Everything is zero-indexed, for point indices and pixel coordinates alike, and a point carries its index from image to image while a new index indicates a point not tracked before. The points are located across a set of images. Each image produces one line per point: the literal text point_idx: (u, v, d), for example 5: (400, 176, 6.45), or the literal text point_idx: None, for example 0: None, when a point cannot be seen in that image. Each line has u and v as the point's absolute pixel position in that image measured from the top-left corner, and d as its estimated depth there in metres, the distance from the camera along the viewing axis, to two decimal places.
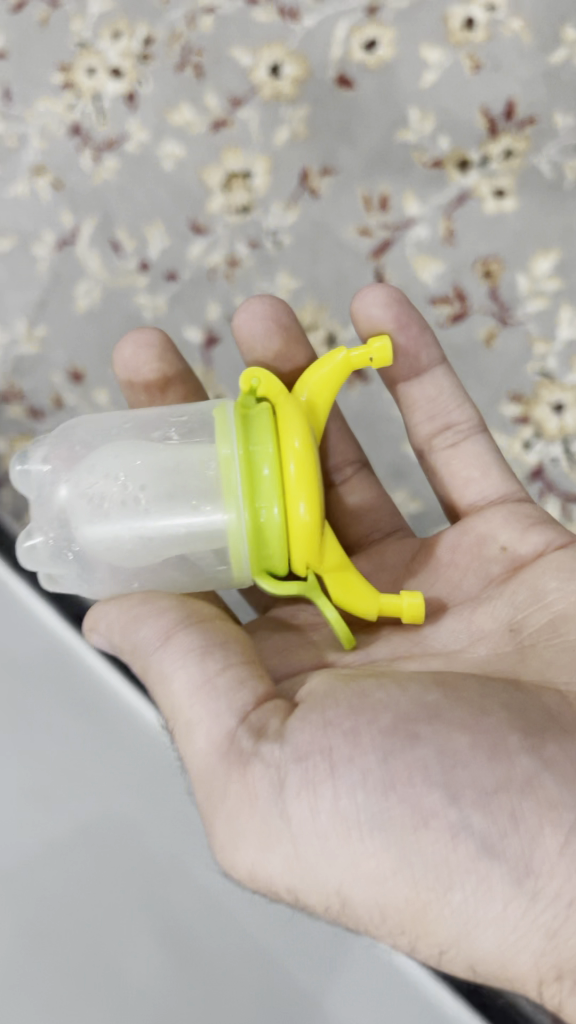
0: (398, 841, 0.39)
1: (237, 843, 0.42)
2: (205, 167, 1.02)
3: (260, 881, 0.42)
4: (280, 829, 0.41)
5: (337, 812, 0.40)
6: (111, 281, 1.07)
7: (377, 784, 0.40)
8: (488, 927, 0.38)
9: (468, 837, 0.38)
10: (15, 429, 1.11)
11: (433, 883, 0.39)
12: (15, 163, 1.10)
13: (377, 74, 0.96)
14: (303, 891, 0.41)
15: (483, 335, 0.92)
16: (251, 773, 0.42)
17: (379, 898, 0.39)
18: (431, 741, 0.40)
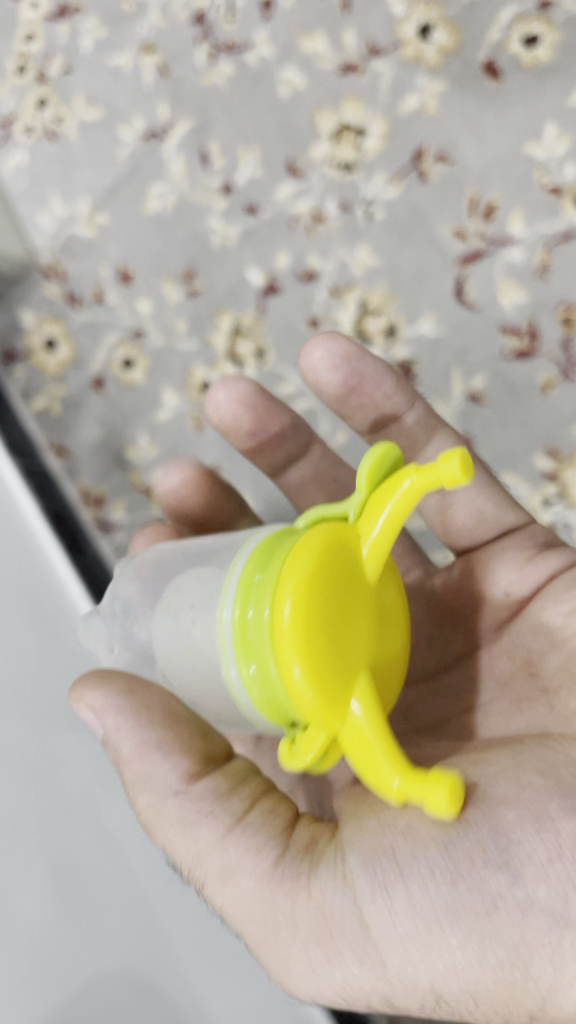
0: (467, 920, 0.36)
1: (317, 964, 0.39)
2: (320, 108, 0.97)
3: (350, 995, 0.39)
4: (357, 939, 0.38)
5: (423, 918, 0.37)
6: (189, 192, 1.02)
7: (444, 871, 0.37)
8: (569, 993, 0.35)
9: (538, 911, 0.36)
10: (48, 308, 1.07)
11: (514, 962, 0.36)
12: (126, 33, 1.03)
13: (528, 75, 0.90)
14: (402, 994, 0.38)
15: (542, 381, 0.91)
16: (297, 898, 0.40)
17: (472, 984, 0.36)
18: (483, 822, 0.38)
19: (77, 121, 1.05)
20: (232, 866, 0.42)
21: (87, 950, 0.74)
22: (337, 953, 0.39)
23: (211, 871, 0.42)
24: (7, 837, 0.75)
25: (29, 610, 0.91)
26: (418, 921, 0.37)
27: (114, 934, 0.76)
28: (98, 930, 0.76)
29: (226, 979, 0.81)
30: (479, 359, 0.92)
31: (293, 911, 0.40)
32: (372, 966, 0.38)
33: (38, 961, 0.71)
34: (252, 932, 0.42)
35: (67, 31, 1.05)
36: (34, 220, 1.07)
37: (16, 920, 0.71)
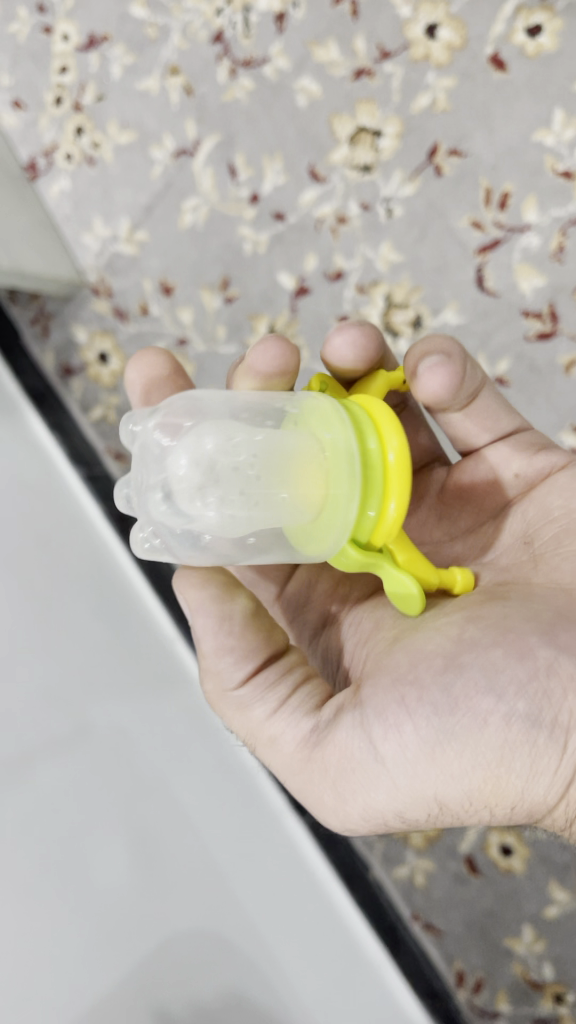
0: (459, 738, 0.44)
1: (330, 798, 0.50)
2: (337, 114, 1.01)
3: (373, 813, 0.48)
4: (379, 769, 0.47)
5: (423, 746, 0.45)
6: (220, 204, 1.07)
7: (444, 705, 0.45)
8: (542, 780, 0.44)
9: (515, 720, 0.44)
10: (98, 323, 1.15)
11: (499, 762, 0.44)
12: (151, 55, 1.08)
13: (533, 64, 0.93)
14: (412, 806, 0.46)
15: (565, 361, 0.95)
16: (337, 738, 0.49)
17: (465, 789, 0.45)
18: (472, 663, 0.46)
19: (113, 146, 1.12)
20: (272, 723, 0.53)
21: (167, 912, 0.82)
22: (357, 784, 0.48)
23: (258, 742, 0.55)
24: (82, 816, 0.82)
25: (94, 605, 0.99)
26: (423, 747, 0.45)
27: (194, 900, 0.84)
28: (171, 900, 0.82)
29: (302, 938, 0.89)
30: (502, 344, 0.97)
31: (320, 761, 0.50)
32: (387, 781, 0.46)
33: (119, 928, 0.78)
34: (303, 783, 0.52)
35: (97, 59, 1.11)
36: (81, 241, 1.15)
37: (97, 890, 0.79)
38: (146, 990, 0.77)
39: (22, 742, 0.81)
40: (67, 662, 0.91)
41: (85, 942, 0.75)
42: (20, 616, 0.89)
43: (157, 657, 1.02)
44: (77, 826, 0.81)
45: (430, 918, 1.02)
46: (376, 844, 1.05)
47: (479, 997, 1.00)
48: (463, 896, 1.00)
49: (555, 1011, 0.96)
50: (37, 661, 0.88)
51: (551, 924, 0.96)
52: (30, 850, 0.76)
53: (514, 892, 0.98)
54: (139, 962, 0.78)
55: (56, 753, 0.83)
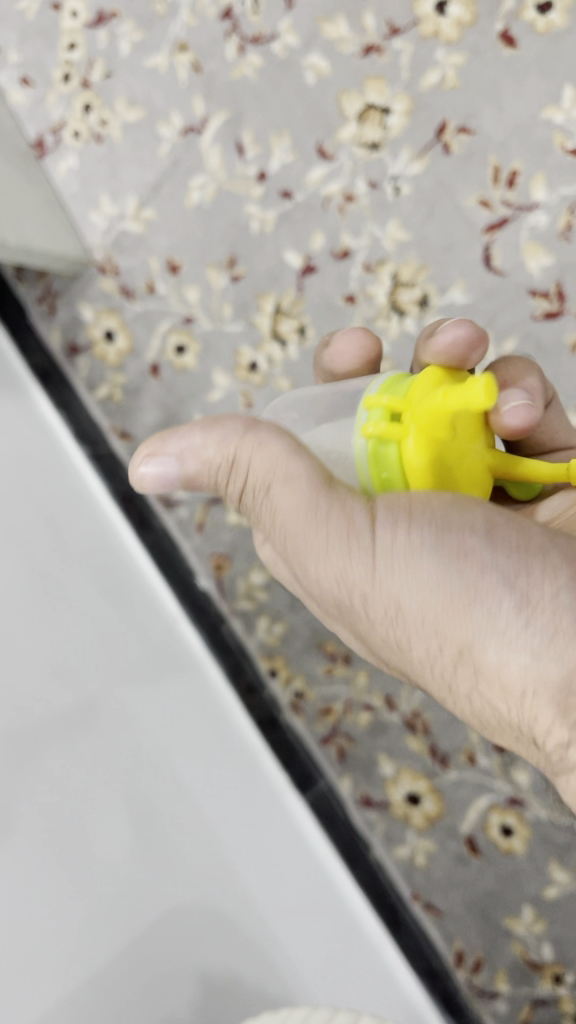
0: (444, 556, 0.45)
1: (313, 549, 0.48)
2: (345, 91, 1.01)
3: (344, 580, 0.48)
4: (366, 549, 0.46)
5: (404, 551, 0.45)
6: (227, 182, 1.07)
7: (441, 524, 0.45)
8: (492, 640, 0.44)
9: (494, 573, 0.44)
10: (104, 301, 1.15)
11: (464, 594, 0.44)
12: (160, 32, 1.08)
13: (543, 40, 0.94)
14: (377, 591, 0.47)
15: (571, 341, 0.95)
16: (348, 506, 0.46)
17: (427, 603, 0.45)
18: (482, 510, 0.45)
19: (120, 123, 1.11)
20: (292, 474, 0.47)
21: (160, 887, 0.81)
22: (341, 543, 0.46)
23: (268, 484, 0.48)
24: (86, 785, 0.81)
25: (100, 585, 0.99)
26: (405, 552, 0.45)
27: (189, 878, 0.83)
28: (171, 877, 0.82)
29: (297, 916, 0.89)
30: (509, 323, 0.97)
31: (318, 512, 0.46)
32: (368, 553, 0.46)
33: (119, 902, 0.77)
34: (289, 534, 0.49)
35: (105, 36, 1.11)
36: (87, 218, 1.14)
37: (99, 863, 0.77)
38: (139, 965, 0.76)
39: (26, 718, 0.79)
40: (68, 639, 0.90)
41: (85, 912, 0.74)
42: (20, 587, 0.88)
43: (164, 637, 1.04)
44: (79, 795, 0.79)
45: (431, 897, 1.02)
46: (377, 824, 1.05)
47: (478, 977, 0.99)
48: (464, 874, 1.01)
49: (554, 992, 0.97)
50: (38, 635, 0.86)
51: (551, 904, 0.97)
52: (34, 821, 0.74)
53: (514, 872, 0.98)
54: (139, 935, 0.77)
55: (57, 725, 0.82)
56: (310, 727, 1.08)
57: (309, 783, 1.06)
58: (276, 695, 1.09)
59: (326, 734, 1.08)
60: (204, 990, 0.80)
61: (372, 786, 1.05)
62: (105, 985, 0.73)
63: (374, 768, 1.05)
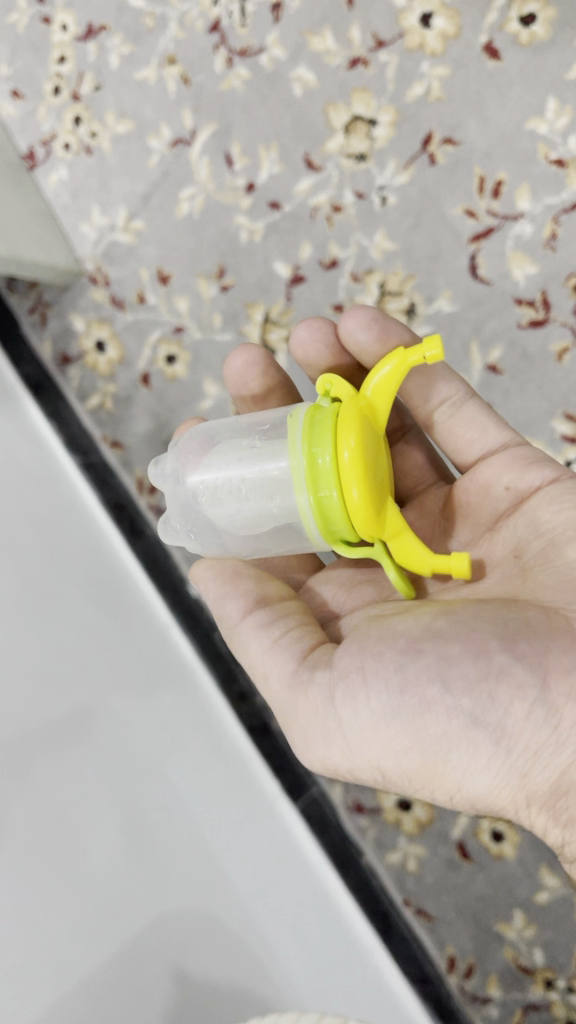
0: (407, 718, 0.50)
1: (312, 743, 0.56)
2: (332, 103, 1.02)
3: (333, 762, 0.55)
4: (339, 733, 0.53)
5: (375, 721, 0.51)
6: (216, 193, 1.08)
7: (398, 687, 0.50)
8: (479, 775, 0.50)
9: (459, 716, 0.49)
10: (94, 312, 1.16)
11: (438, 749, 0.50)
12: (149, 45, 1.09)
13: (526, 52, 0.96)
14: (367, 765, 0.53)
15: (557, 349, 0.96)
16: (313, 689, 0.55)
17: (409, 764, 0.52)
18: (431, 653, 0.50)
19: (110, 136, 1.12)
20: (276, 644, 0.58)
21: (153, 894, 0.81)
22: (327, 734, 0.54)
23: (259, 657, 0.59)
24: (78, 793, 0.81)
25: (92, 595, 1.00)
26: (372, 716, 0.51)
27: (183, 884, 0.83)
28: (159, 882, 0.82)
29: (290, 921, 0.90)
30: (495, 331, 0.98)
31: (301, 698, 0.55)
32: (341, 741, 0.53)
33: (111, 907, 0.77)
34: (289, 726, 0.58)
35: (95, 49, 1.12)
36: (78, 230, 1.15)
37: (91, 870, 0.78)
38: (135, 970, 0.76)
39: (19, 727, 0.79)
40: (59, 652, 0.90)
41: (78, 918, 0.74)
42: (13, 595, 0.88)
43: (157, 643, 1.05)
44: (71, 802, 0.80)
45: (422, 903, 1.02)
46: (368, 830, 1.05)
47: (470, 983, 0.99)
48: (455, 880, 1.01)
49: (546, 996, 0.97)
50: (31, 645, 0.87)
51: (542, 909, 0.98)
52: (27, 827, 0.75)
53: (505, 877, 0.99)
54: (127, 941, 0.77)
55: (48, 732, 0.82)
56: None
57: (300, 790, 1.06)
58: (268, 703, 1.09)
59: None
60: (191, 995, 0.79)
61: (364, 792, 1.06)
62: (99, 989, 0.73)
63: None
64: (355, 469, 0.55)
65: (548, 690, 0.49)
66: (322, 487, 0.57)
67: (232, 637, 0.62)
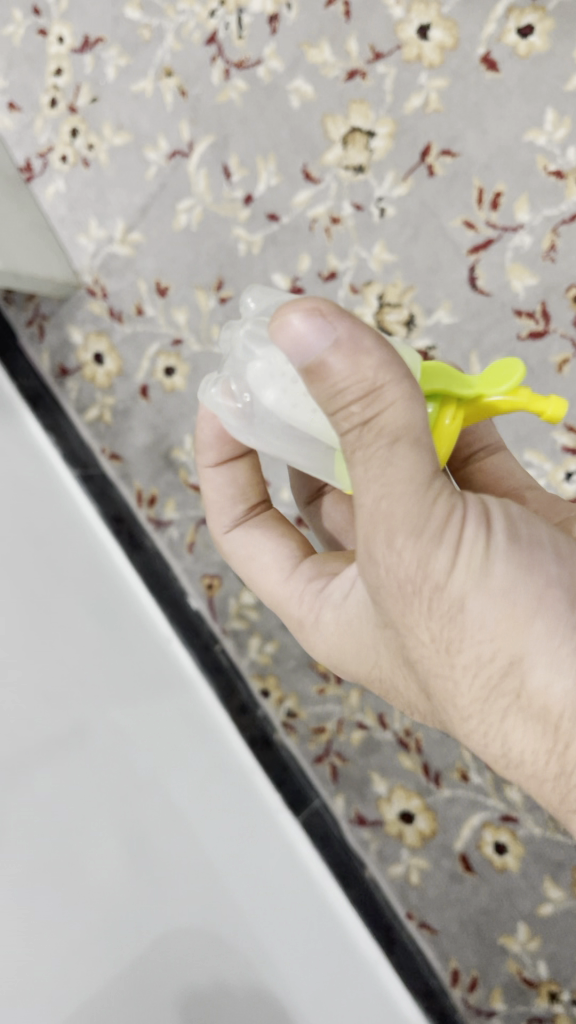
0: (520, 564, 0.43)
1: (396, 542, 0.43)
2: (330, 115, 1.02)
3: (416, 580, 0.43)
4: (454, 540, 0.43)
5: (485, 547, 0.43)
6: (214, 205, 1.08)
7: (512, 534, 0.44)
8: (548, 655, 0.43)
9: (560, 590, 0.43)
10: (92, 324, 1.15)
11: (531, 604, 0.43)
12: (146, 57, 1.09)
13: (524, 63, 0.95)
14: (445, 593, 0.43)
15: (557, 360, 0.96)
16: (452, 499, 0.44)
17: (491, 608, 0.43)
18: (545, 534, 0.46)
19: (107, 148, 1.12)
20: (425, 442, 0.42)
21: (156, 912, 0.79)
22: (437, 539, 0.43)
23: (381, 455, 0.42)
24: (78, 811, 0.80)
25: (92, 608, 0.99)
26: (492, 545, 0.43)
27: (186, 902, 0.83)
28: (163, 898, 0.81)
29: (295, 936, 0.89)
30: (495, 343, 0.98)
31: (428, 496, 0.43)
32: (451, 552, 0.43)
33: (115, 922, 0.76)
34: (362, 526, 0.44)
35: (91, 61, 1.12)
36: (75, 242, 1.15)
37: (95, 886, 0.76)
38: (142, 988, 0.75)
39: (17, 743, 0.78)
40: (56, 667, 0.88)
41: (83, 935, 0.73)
42: (14, 610, 0.88)
43: (158, 655, 1.05)
44: (72, 819, 0.79)
45: (426, 916, 1.02)
46: (371, 843, 1.05)
47: (475, 995, 0.99)
48: (458, 893, 1.01)
49: (550, 1009, 0.97)
50: (29, 659, 0.85)
51: (546, 922, 0.97)
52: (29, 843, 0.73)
53: (508, 890, 0.98)
54: (134, 956, 0.76)
55: (48, 750, 0.81)
56: (303, 746, 1.08)
57: (303, 803, 1.06)
58: (269, 714, 1.10)
59: (319, 754, 1.08)
60: (196, 1007, 0.78)
61: (366, 805, 1.05)
62: (103, 1006, 0.72)
63: (367, 787, 1.05)
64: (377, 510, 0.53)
65: None
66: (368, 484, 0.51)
67: (357, 378, 0.41)
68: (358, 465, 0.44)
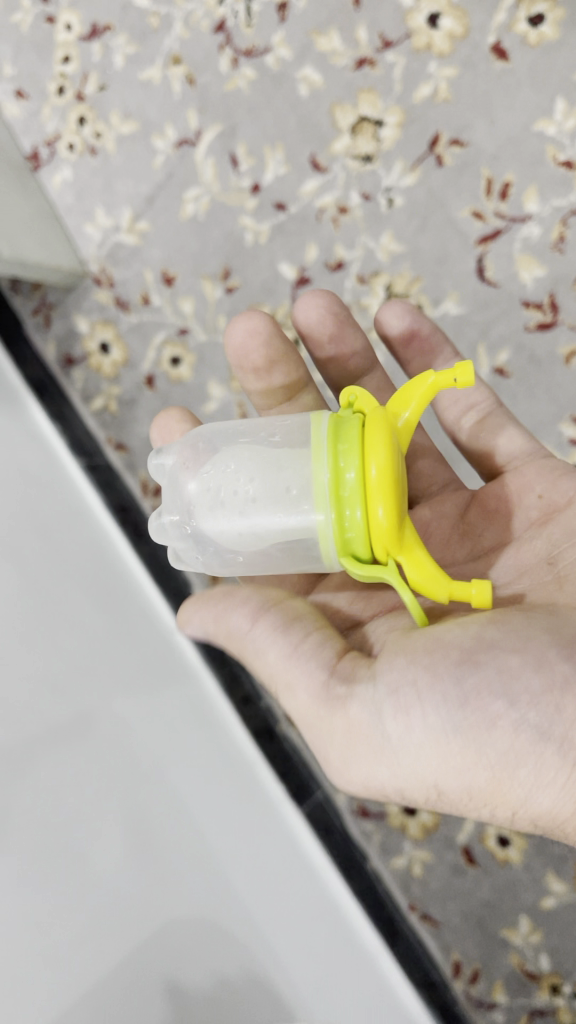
0: (468, 732, 0.47)
1: (351, 763, 0.52)
2: (339, 104, 1.02)
3: (379, 778, 0.51)
4: (388, 749, 0.50)
5: (429, 734, 0.48)
6: (221, 195, 1.07)
7: (456, 700, 0.47)
8: (545, 787, 0.47)
9: (526, 730, 0.47)
10: (99, 313, 1.15)
11: (504, 768, 0.47)
12: (154, 44, 1.08)
13: (534, 52, 0.95)
14: (409, 784, 0.50)
15: (565, 352, 0.96)
16: (368, 696, 0.50)
17: (456, 780, 0.48)
18: (488, 663, 0.48)
19: (115, 136, 1.12)
20: (300, 664, 0.54)
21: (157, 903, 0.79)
22: (374, 758, 0.51)
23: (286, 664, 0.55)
24: (81, 802, 0.80)
25: (97, 599, 0.99)
26: (429, 732, 0.48)
27: (188, 893, 0.82)
28: (166, 889, 0.81)
29: (296, 928, 0.89)
30: (502, 335, 0.98)
31: (337, 725, 0.52)
32: (390, 761, 0.50)
33: (119, 909, 0.77)
34: (322, 745, 0.54)
35: (99, 48, 1.11)
36: (82, 231, 1.14)
37: (97, 874, 0.77)
38: (143, 979, 0.75)
39: (21, 732, 0.78)
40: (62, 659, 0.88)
41: (87, 923, 0.74)
42: (19, 599, 0.88)
43: (161, 645, 1.05)
44: (75, 810, 0.79)
45: (428, 908, 1.02)
46: (374, 835, 1.05)
47: (476, 988, 0.99)
48: (461, 886, 1.00)
49: (552, 1003, 0.97)
50: (31, 648, 0.85)
51: (547, 915, 0.97)
52: (30, 834, 0.74)
53: (511, 883, 0.99)
54: (140, 940, 0.77)
55: (51, 740, 0.81)
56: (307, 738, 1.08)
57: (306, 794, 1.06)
58: (272, 706, 1.09)
59: None
60: (198, 991, 0.79)
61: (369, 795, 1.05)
62: (103, 998, 0.72)
63: None
64: (382, 487, 0.52)
65: None
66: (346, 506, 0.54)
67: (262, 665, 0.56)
68: (287, 697, 0.56)
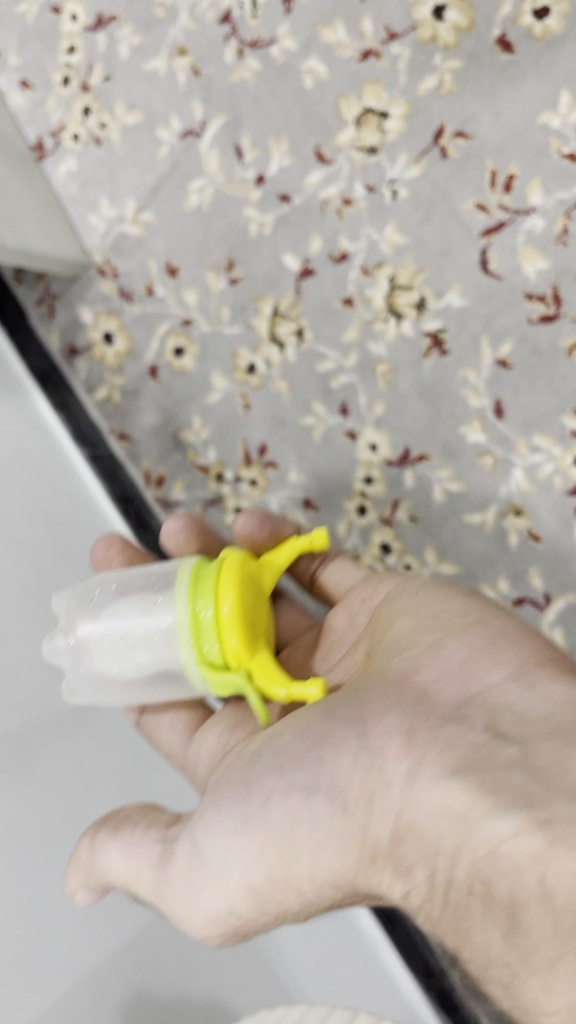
0: (269, 823, 0.53)
1: (199, 895, 0.57)
2: (343, 96, 1.02)
3: (231, 897, 0.56)
4: (206, 867, 0.56)
5: (230, 840, 0.55)
6: (226, 186, 1.08)
7: (248, 793, 0.55)
8: (322, 845, 0.51)
9: (307, 799, 0.52)
10: (102, 303, 1.15)
11: (284, 835, 0.53)
12: (159, 36, 1.09)
13: (539, 45, 0.95)
14: (247, 895, 0.55)
15: (567, 344, 0.96)
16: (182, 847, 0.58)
17: (270, 867, 0.53)
18: (278, 756, 0.56)
19: (119, 126, 1.12)
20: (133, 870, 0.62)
21: None
22: (201, 880, 0.57)
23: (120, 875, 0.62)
24: (79, 789, 0.81)
25: None
26: (227, 832, 0.55)
27: None
28: None
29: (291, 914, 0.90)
30: (505, 326, 0.98)
31: (171, 871, 0.59)
32: (216, 875, 0.56)
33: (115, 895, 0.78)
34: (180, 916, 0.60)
35: (105, 39, 1.11)
36: (86, 221, 1.14)
37: None
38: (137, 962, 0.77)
39: (22, 718, 0.79)
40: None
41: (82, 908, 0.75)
42: (22, 588, 0.88)
43: None
44: (73, 797, 0.80)
45: None
46: None
47: None
48: None
49: None
50: (34, 635, 0.86)
51: None
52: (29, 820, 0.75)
53: None
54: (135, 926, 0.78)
55: (52, 728, 0.82)
56: None
57: None
58: None
59: None
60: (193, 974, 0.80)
61: None
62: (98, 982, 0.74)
63: None
64: (233, 621, 0.66)
65: (355, 755, 0.52)
66: (202, 644, 0.67)
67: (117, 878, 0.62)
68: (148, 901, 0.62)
